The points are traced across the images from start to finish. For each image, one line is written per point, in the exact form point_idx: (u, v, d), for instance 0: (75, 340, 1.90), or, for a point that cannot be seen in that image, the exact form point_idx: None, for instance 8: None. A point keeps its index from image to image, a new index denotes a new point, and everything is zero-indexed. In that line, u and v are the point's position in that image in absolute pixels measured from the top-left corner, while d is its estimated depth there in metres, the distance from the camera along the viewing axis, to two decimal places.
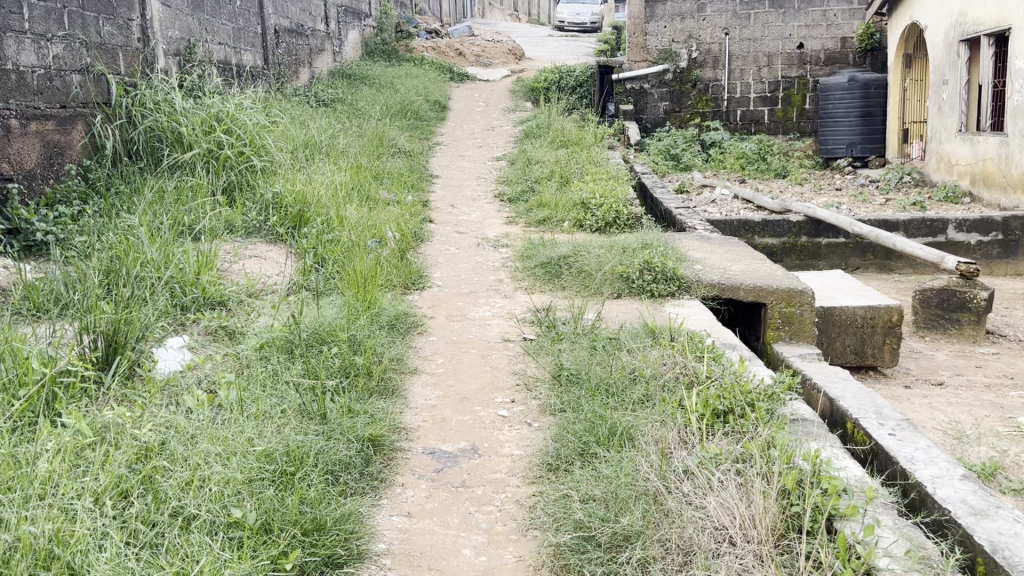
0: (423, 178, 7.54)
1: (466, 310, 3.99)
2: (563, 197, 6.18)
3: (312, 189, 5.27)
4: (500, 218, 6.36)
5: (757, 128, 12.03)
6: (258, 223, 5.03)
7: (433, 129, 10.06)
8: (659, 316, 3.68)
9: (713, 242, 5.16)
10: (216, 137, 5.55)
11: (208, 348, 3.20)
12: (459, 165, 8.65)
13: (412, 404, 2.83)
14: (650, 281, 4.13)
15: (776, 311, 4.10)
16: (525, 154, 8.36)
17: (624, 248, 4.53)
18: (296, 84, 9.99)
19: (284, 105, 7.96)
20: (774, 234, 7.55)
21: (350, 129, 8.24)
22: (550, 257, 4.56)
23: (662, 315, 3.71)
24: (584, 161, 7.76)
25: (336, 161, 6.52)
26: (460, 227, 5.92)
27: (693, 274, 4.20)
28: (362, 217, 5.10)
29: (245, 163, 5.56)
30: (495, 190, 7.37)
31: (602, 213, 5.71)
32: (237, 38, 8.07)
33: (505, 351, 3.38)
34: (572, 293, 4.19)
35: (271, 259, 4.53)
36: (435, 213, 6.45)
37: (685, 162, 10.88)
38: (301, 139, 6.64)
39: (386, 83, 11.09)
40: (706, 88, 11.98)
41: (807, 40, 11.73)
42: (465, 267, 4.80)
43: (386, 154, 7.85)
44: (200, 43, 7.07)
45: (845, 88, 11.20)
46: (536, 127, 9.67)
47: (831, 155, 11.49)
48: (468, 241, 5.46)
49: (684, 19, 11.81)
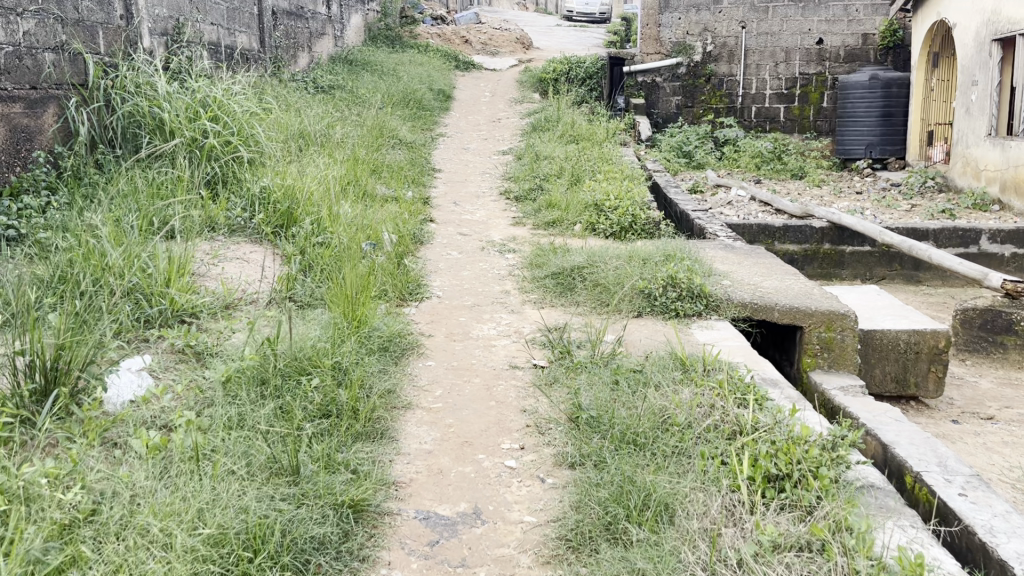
0: (424, 173, 7.11)
1: (468, 328, 3.56)
2: (574, 198, 5.75)
3: (303, 185, 4.84)
4: (506, 218, 5.94)
5: (772, 126, 11.57)
6: (243, 221, 4.60)
7: (436, 119, 9.62)
8: (688, 343, 3.26)
9: (738, 254, 4.73)
10: (201, 124, 5.11)
11: (171, 372, 2.78)
12: (463, 158, 8.22)
13: (405, 451, 2.41)
14: (673, 299, 3.70)
15: (813, 336, 3.68)
16: (532, 149, 7.93)
17: (644, 259, 4.09)
18: (294, 68, 9.54)
19: (279, 92, 7.53)
20: (796, 241, 7.11)
21: (348, 118, 7.80)
22: (562, 267, 4.14)
23: (691, 342, 3.29)
24: (595, 158, 7.33)
25: (331, 153, 6.08)
26: (464, 228, 5.48)
27: (722, 291, 3.78)
28: (356, 217, 4.66)
29: (231, 154, 5.13)
30: (500, 187, 6.94)
31: (617, 216, 5.28)
32: (231, 20, 7.62)
33: (513, 381, 2.95)
34: (587, 310, 3.76)
35: (254, 263, 4.11)
36: (437, 211, 6.02)
37: (697, 159, 10.45)
38: (295, 129, 6.21)
39: (388, 71, 10.64)
40: (721, 82, 11.51)
41: (827, 36, 11.25)
42: (468, 275, 4.37)
43: (386, 145, 7.42)
44: (190, 23, 6.63)
45: (866, 86, 10.76)
46: (543, 120, 9.23)
47: (849, 155, 11.02)
48: (472, 244, 5.03)
49: (699, 11, 11.34)
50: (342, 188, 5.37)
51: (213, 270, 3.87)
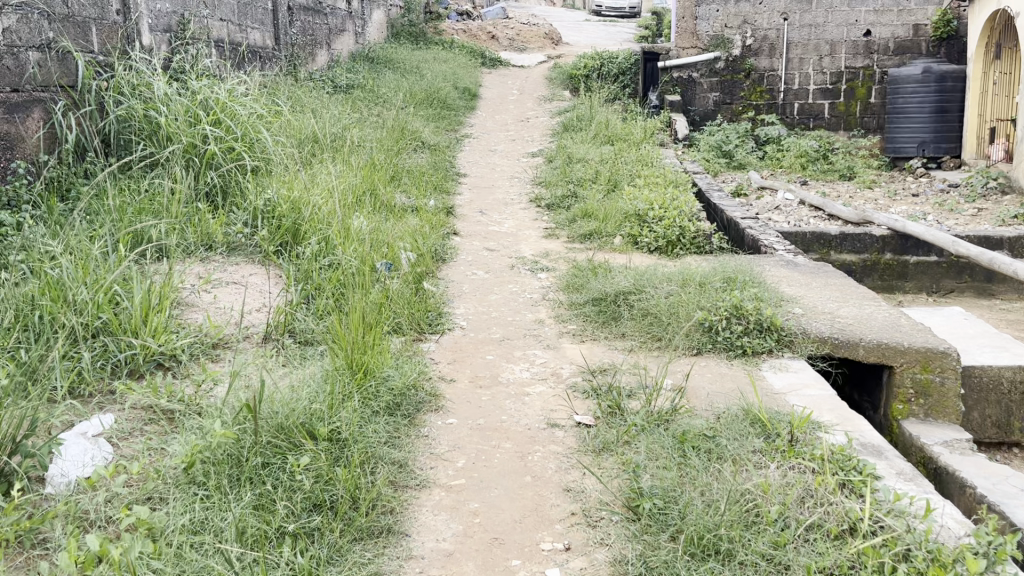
0: (448, 178, 6.61)
1: (495, 369, 3.02)
2: (614, 207, 5.19)
3: (313, 197, 4.34)
4: (537, 230, 5.39)
5: (816, 124, 10.91)
6: (243, 237, 4.12)
7: (461, 119, 9.09)
8: (766, 394, 2.71)
9: (803, 273, 4.16)
10: (200, 129, 4.61)
11: (135, 439, 2.28)
12: (489, 161, 7.69)
13: (417, 553, 1.88)
14: (738, 333, 3.13)
15: (906, 378, 3.10)
16: (564, 150, 7.39)
17: (699, 282, 3.53)
18: (312, 67, 9.07)
19: (293, 92, 7.04)
20: (853, 251, 6.50)
21: (367, 119, 7.32)
22: (604, 292, 3.58)
23: (769, 392, 2.74)
24: (633, 161, 6.76)
25: (345, 157, 5.57)
26: (491, 242, 4.95)
27: (794, 323, 3.22)
28: (371, 235, 4.16)
29: (235, 161, 4.63)
30: (530, 194, 6.40)
31: (660, 227, 4.71)
32: (242, 15, 7.14)
33: (553, 446, 2.40)
34: (637, 347, 3.21)
35: (252, 287, 3.62)
36: (461, 221, 5.51)
37: (738, 159, 9.86)
38: (308, 131, 5.72)
39: (411, 68, 10.15)
40: (761, 78, 10.85)
41: (875, 27, 10.53)
42: (496, 300, 3.83)
43: (407, 148, 6.92)
44: (195, 19, 6.17)
45: (919, 80, 10.03)
46: (574, 119, 8.69)
47: (899, 153, 10.32)
48: (500, 261, 4.49)
49: (739, 3, 10.62)
50: (355, 199, 4.87)
51: (205, 299, 3.39)
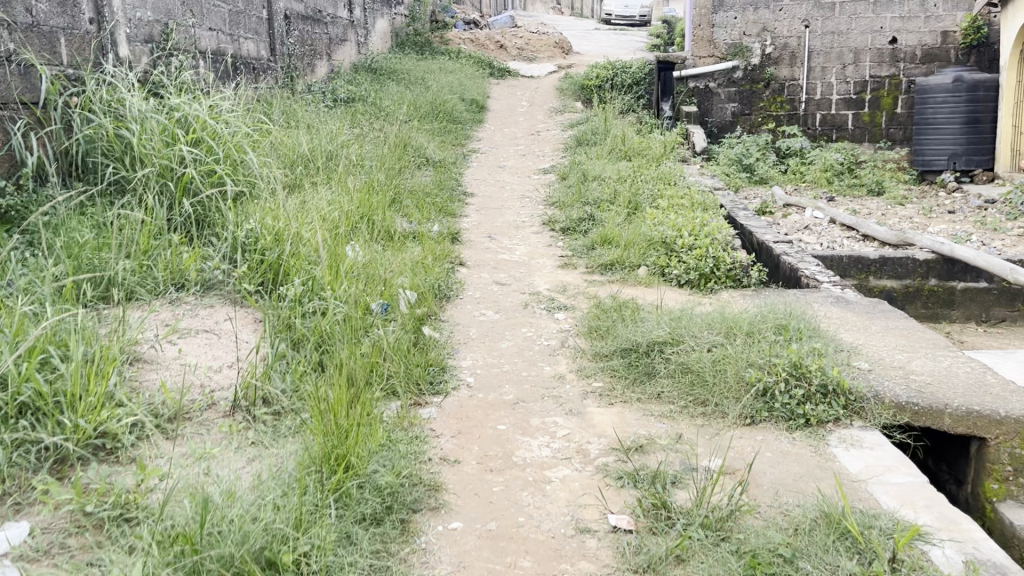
0: (453, 198, 6.14)
1: (508, 445, 2.51)
2: (637, 233, 4.70)
3: (301, 228, 3.87)
4: (552, 258, 4.88)
5: (839, 135, 10.36)
6: (220, 274, 3.64)
7: (468, 133, 8.61)
8: (850, 486, 2.20)
9: (857, 313, 3.66)
10: (177, 150, 4.13)
11: (50, 564, 1.79)
12: (498, 179, 7.20)
13: None
14: (799, 399, 2.63)
15: (1002, 453, 2.61)
16: (579, 167, 6.89)
17: (746, 329, 3.03)
18: (310, 78, 8.61)
19: (288, 107, 6.58)
20: (894, 276, 5.96)
21: (367, 135, 6.84)
22: (635, 340, 3.07)
23: (853, 482, 2.23)
24: (653, 180, 6.25)
25: (341, 178, 5.08)
26: (501, 273, 4.46)
27: (865, 385, 2.71)
28: (365, 275, 3.68)
29: (215, 186, 4.15)
30: (543, 215, 5.90)
31: (691, 258, 4.20)
32: (233, 24, 6.69)
33: (584, 567, 1.89)
34: (678, 413, 2.69)
35: (227, 336, 3.14)
36: (468, 248, 5.02)
37: (760, 174, 9.35)
38: (301, 150, 5.25)
39: (415, 79, 9.69)
40: (782, 87, 10.31)
41: (901, 34, 9.98)
42: (508, 349, 3.32)
43: (410, 166, 6.45)
44: (180, 28, 5.74)
45: (950, 89, 9.49)
46: (588, 133, 8.21)
47: (929, 167, 9.73)
48: (512, 298, 3.98)
49: (758, 9, 10.09)
50: (349, 229, 4.38)
51: (168, 353, 2.91)
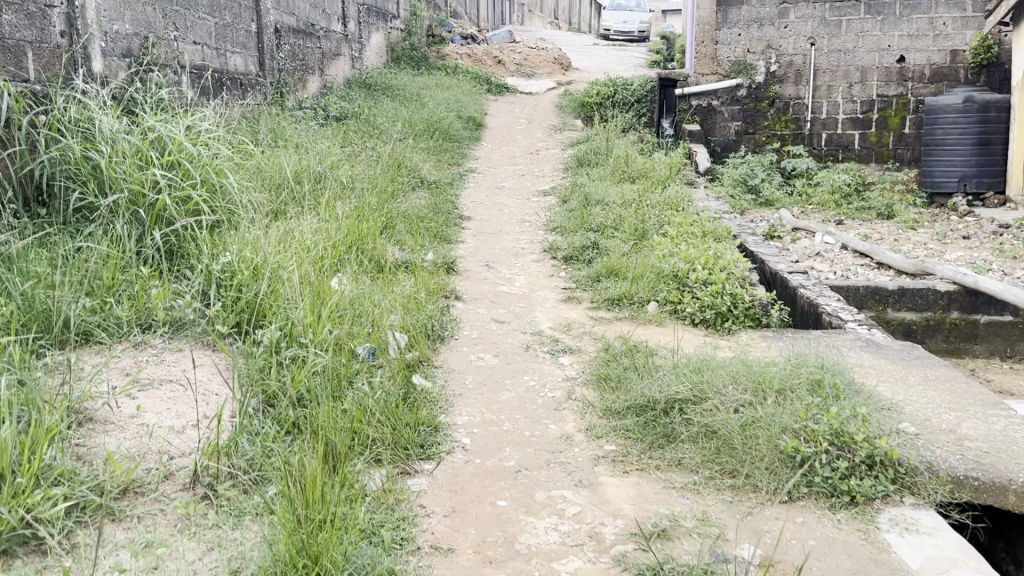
0: (449, 223, 5.82)
1: (510, 527, 2.17)
2: (646, 265, 4.37)
3: (282, 263, 3.56)
4: (554, 290, 4.56)
5: (846, 156, 9.96)
6: (192, 313, 3.30)
7: (465, 152, 8.31)
8: None
9: (891, 359, 3.34)
10: (151, 174, 3.81)
11: None
12: (496, 201, 6.88)
13: None
14: (843, 473, 2.30)
15: None
16: (580, 190, 6.58)
17: (777, 385, 2.69)
18: (302, 94, 8.31)
19: (276, 125, 6.29)
20: (914, 308, 5.67)
21: (359, 154, 6.54)
22: (652, 396, 2.74)
23: None
24: (658, 205, 5.93)
25: (329, 204, 4.77)
26: (501, 308, 4.13)
27: (916, 456, 2.38)
28: (352, 319, 3.36)
29: (190, 214, 3.83)
30: (544, 242, 5.58)
31: (705, 294, 3.88)
32: (220, 38, 6.39)
33: None
34: (703, 487, 2.36)
35: (193, 388, 2.80)
36: (465, 279, 4.70)
37: (766, 196, 9.06)
38: (287, 175, 4.94)
39: (411, 95, 9.40)
40: (786, 106, 9.97)
41: (909, 53, 9.58)
42: (508, 401, 2.98)
43: (405, 188, 6.13)
44: (162, 43, 5.44)
45: (960, 110, 9.11)
46: (589, 153, 7.91)
47: (939, 188, 9.43)
48: (512, 338, 3.65)
49: (763, 26, 9.81)
50: (334, 264, 4.06)
51: (124, 411, 2.57)
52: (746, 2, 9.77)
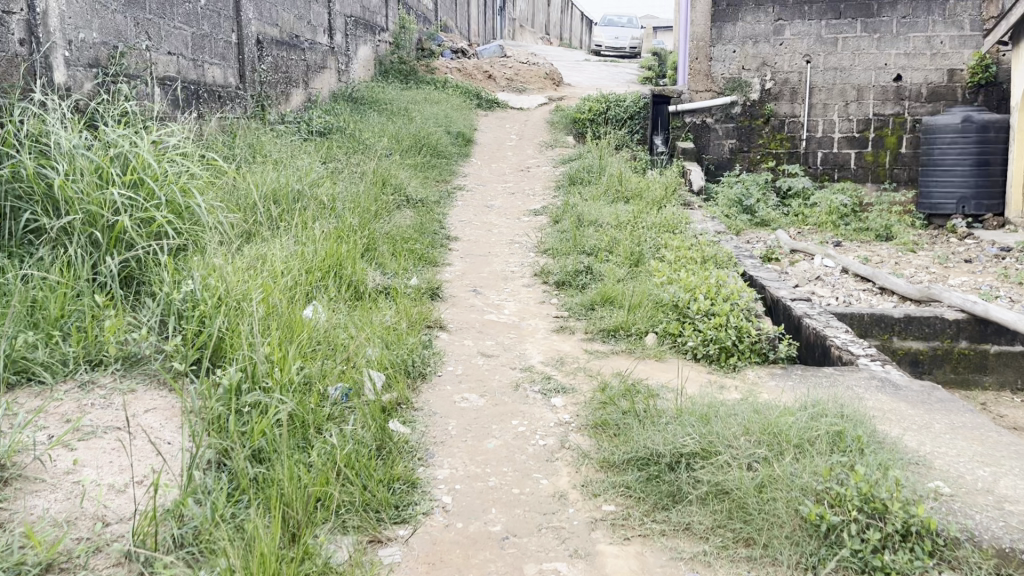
0: (435, 244, 5.55)
1: None
2: (644, 294, 4.10)
3: (248, 294, 3.27)
4: (545, 319, 4.27)
5: (841, 175, 9.70)
6: (148, 348, 3.00)
7: (453, 168, 8.05)
8: None
9: (912, 402, 3.07)
10: (110, 194, 3.52)
11: None
12: (484, 220, 6.60)
13: None
14: (874, 545, 2.02)
15: None
16: (573, 210, 6.33)
17: (794, 438, 2.42)
18: (285, 108, 8.04)
19: (255, 140, 6.01)
20: (921, 337, 5.42)
21: (342, 170, 6.27)
22: (655, 450, 2.46)
23: None
24: (654, 227, 5.67)
25: (307, 227, 4.49)
26: (488, 339, 3.85)
27: (956, 524, 2.11)
28: (322, 355, 3.08)
29: (152, 238, 3.54)
30: (534, 265, 5.30)
31: (708, 327, 3.61)
32: (197, 49, 6.12)
33: None
34: (715, 559, 2.09)
35: (141, 437, 2.52)
36: (451, 305, 4.42)
37: (761, 215, 8.84)
38: (262, 196, 4.67)
39: (399, 110, 9.14)
40: (782, 124, 9.72)
41: (906, 71, 9.32)
42: (495, 451, 2.69)
43: (389, 206, 5.86)
44: (133, 53, 5.17)
45: (958, 130, 8.86)
46: (581, 171, 7.66)
47: (936, 211, 9.19)
48: (500, 374, 3.36)
49: (758, 43, 9.58)
50: (306, 294, 3.78)
51: (57, 466, 2.29)
52: (741, 18, 9.55)
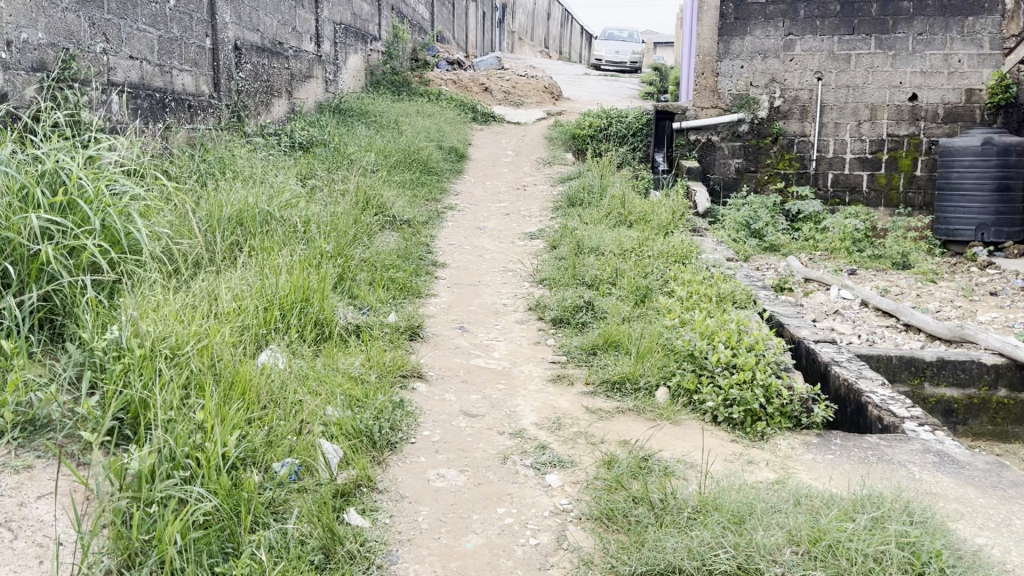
0: (420, 272, 5.04)
1: None
2: (655, 340, 3.61)
3: (184, 346, 2.75)
4: (541, 364, 3.74)
5: (853, 199, 9.06)
6: (55, 412, 2.46)
7: (444, 186, 7.54)
8: None
9: (983, 487, 2.55)
10: (30, 219, 2.97)
11: None
12: (476, 244, 6.09)
13: None
14: None
15: None
16: (573, 234, 5.81)
17: (855, 555, 1.90)
18: (267, 119, 7.53)
19: (226, 154, 5.51)
20: (956, 383, 4.90)
21: (320, 188, 5.75)
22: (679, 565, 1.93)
23: None
24: (661, 257, 5.15)
25: (271, 256, 3.97)
26: (475, 391, 3.32)
27: None
28: (266, 421, 2.56)
29: (78, 273, 3.00)
30: (529, 297, 4.77)
31: (731, 384, 3.09)
32: (164, 53, 5.62)
33: None
34: None
35: (25, 537, 2.00)
36: (433, 346, 3.88)
37: (770, 239, 8.33)
38: (223, 219, 4.15)
39: (388, 122, 8.64)
40: (791, 143, 9.10)
41: (922, 91, 8.67)
42: (474, 554, 2.15)
43: (372, 228, 5.35)
44: (85, 55, 4.65)
45: (978, 153, 8.26)
46: (581, 191, 7.15)
47: (953, 236, 8.59)
48: (486, 440, 2.82)
49: (767, 58, 8.95)
50: (257, 340, 3.26)
51: None
52: (750, 32, 8.92)
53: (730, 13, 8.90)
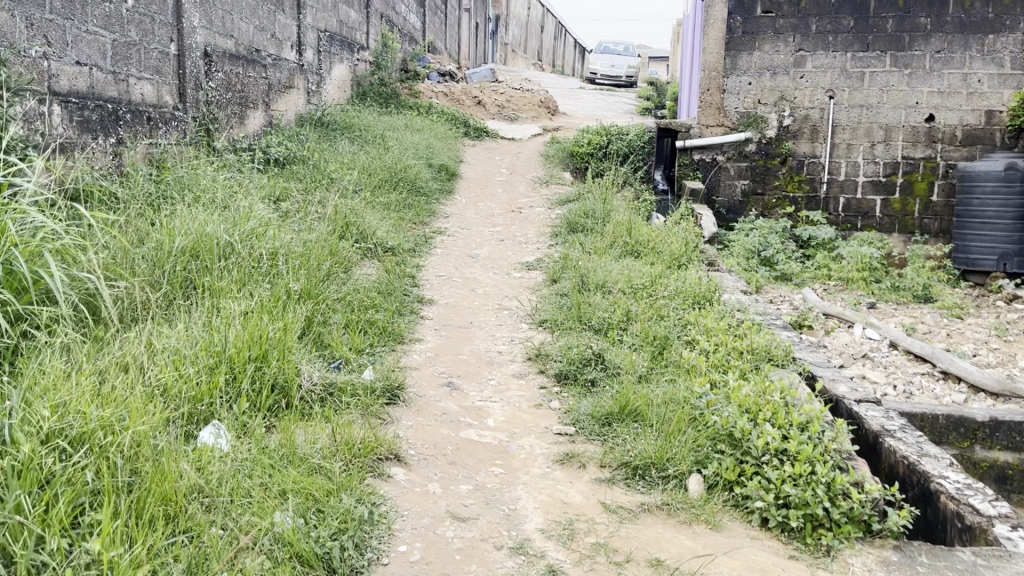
0: (404, 312, 4.41)
1: None
2: (682, 410, 3.00)
3: (92, 436, 2.14)
4: (543, 436, 3.11)
5: (865, 224, 8.47)
6: None
7: (433, 207, 6.92)
8: None
9: None
10: None
11: None
12: (467, 275, 5.47)
13: None
14: None
15: None
16: (574, 267, 5.21)
17: None
18: (240, 132, 6.92)
19: (187, 173, 4.88)
20: (1012, 448, 4.23)
21: (293, 212, 5.13)
22: None
23: None
24: (676, 297, 4.56)
25: (224, 299, 3.35)
26: (465, 478, 2.69)
27: None
28: (189, 545, 1.95)
29: None
30: (528, 343, 4.15)
31: (785, 476, 2.52)
32: (119, 59, 4.99)
33: None
34: None
35: None
36: (416, 411, 3.25)
37: (782, 268, 7.75)
38: (174, 251, 3.53)
39: (373, 137, 8.03)
40: (800, 165, 8.47)
41: (939, 111, 8.09)
42: None
43: (350, 259, 4.72)
44: (18, 59, 4.01)
45: (1001, 179, 7.71)
46: (581, 216, 6.56)
47: (973, 266, 7.96)
48: (480, 560, 2.19)
49: (776, 75, 8.31)
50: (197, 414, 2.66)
51: None
52: (758, 47, 8.28)
53: (738, 26, 8.28)
